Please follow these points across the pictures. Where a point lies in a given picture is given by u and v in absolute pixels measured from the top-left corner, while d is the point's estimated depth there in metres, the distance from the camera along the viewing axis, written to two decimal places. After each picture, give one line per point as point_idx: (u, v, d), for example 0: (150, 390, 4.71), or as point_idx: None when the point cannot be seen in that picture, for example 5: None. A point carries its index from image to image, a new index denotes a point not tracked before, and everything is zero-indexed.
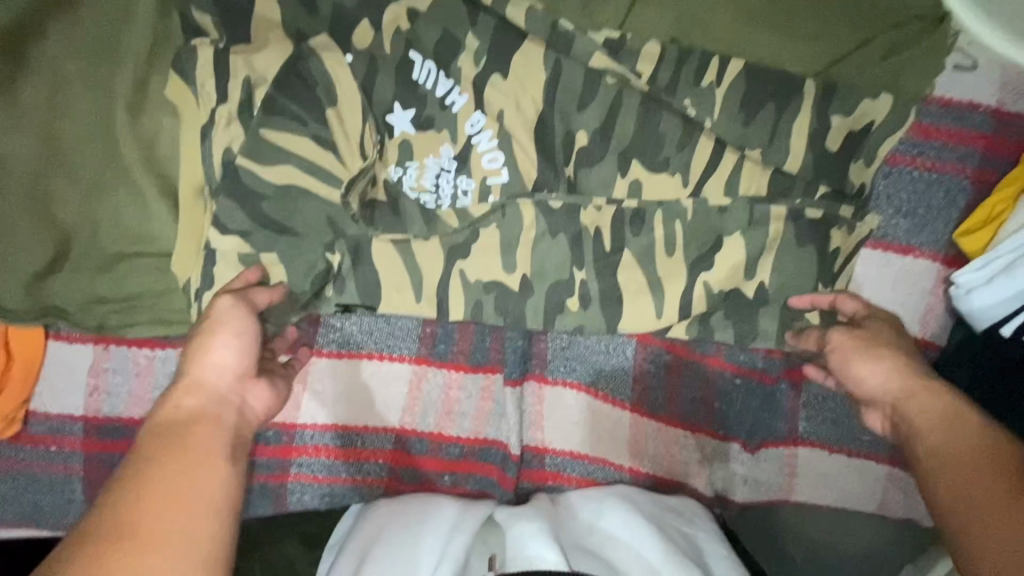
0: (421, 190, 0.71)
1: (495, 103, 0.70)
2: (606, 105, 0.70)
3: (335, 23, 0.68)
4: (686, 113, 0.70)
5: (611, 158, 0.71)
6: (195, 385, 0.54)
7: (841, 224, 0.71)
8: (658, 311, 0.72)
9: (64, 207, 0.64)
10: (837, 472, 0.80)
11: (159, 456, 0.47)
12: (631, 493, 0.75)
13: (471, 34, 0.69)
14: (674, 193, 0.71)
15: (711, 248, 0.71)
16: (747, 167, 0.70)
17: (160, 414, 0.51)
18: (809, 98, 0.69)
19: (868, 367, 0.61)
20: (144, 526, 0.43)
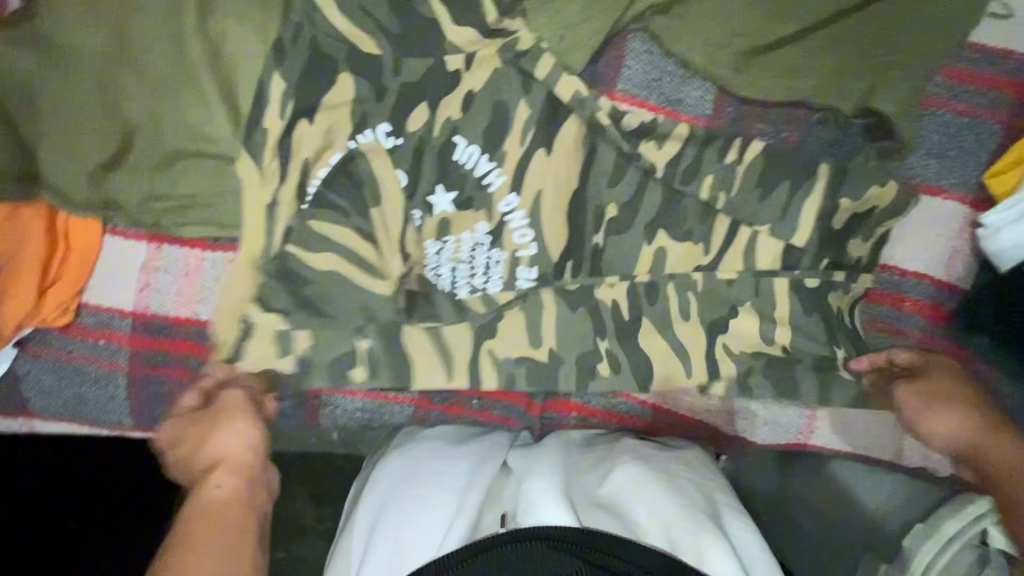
0: (458, 260, 0.75)
1: (532, 183, 0.73)
2: (636, 182, 0.73)
3: (395, 104, 0.70)
4: (709, 200, 0.73)
5: (640, 228, 0.75)
6: (220, 462, 0.64)
7: (838, 289, 0.77)
8: (674, 367, 0.78)
9: (131, 104, 0.66)
10: (856, 416, 0.83)
11: (187, 550, 0.55)
12: (647, 454, 0.72)
13: (523, 101, 0.70)
14: (696, 263, 0.76)
15: (725, 316, 0.77)
16: (760, 244, 0.75)
17: (199, 500, 0.61)
18: (823, 182, 0.73)
19: (938, 418, 0.72)
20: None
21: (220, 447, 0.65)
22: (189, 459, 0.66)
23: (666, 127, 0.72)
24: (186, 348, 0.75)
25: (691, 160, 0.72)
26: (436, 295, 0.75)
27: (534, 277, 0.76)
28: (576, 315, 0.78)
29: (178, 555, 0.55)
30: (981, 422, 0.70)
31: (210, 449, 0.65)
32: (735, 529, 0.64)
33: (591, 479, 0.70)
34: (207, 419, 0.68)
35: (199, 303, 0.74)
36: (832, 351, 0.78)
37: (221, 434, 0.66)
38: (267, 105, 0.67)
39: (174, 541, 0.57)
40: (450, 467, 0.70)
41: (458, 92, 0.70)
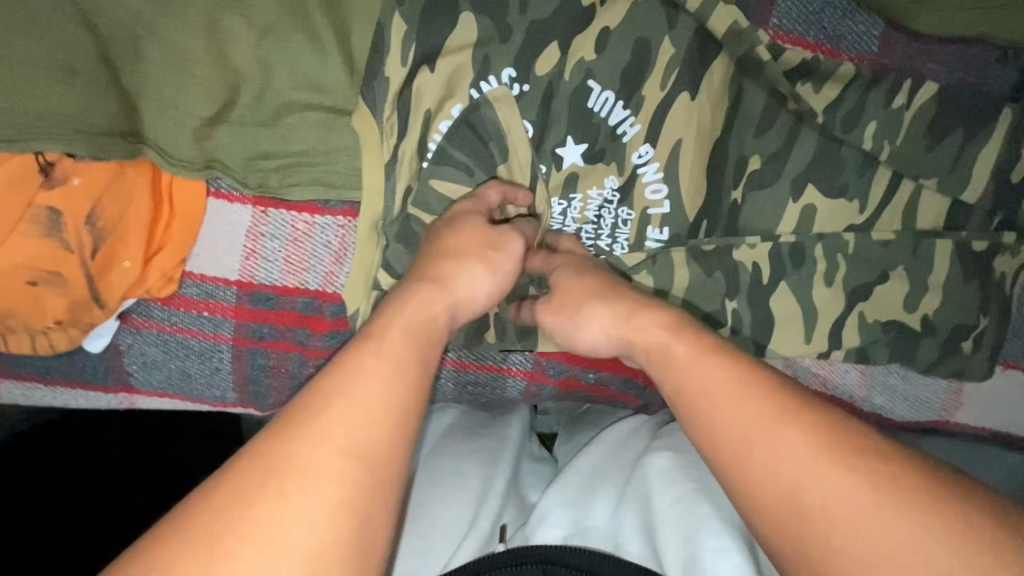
0: (584, 220, 0.70)
1: (671, 133, 0.66)
2: (785, 131, 0.66)
3: (525, 46, 0.63)
4: (866, 148, 0.66)
5: (785, 183, 0.67)
6: (448, 283, 0.53)
7: (1005, 250, 0.68)
8: (807, 335, 0.71)
9: (239, 49, 0.60)
10: (1007, 390, 0.75)
11: (375, 354, 0.43)
12: (684, 445, 0.62)
13: (667, 40, 0.63)
14: (849, 220, 0.68)
15: (875, 281, 0.69)
16: (923, 200, 0.67)
17: (405, 304, 0.49)
18: (1003, 126, 0.65)
19: (590, 306, 0.58)
20: (356, 423, 0.39)
21: (462, 266, 0.55)
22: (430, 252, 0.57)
23: (827, 67, 0.65)
24: (294, 319, 0.70)
25: (850, 106, 0.65)
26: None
27: (665, 239, 0.70)
28: (711, 282, 0.70)
29: (364, 355, 0.43)
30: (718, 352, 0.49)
31: (452, 272, 0.54)
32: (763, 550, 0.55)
33: (614, 484, 0.63)
34: (484, 234, 0.58)
35: (307, 272, 0.68)
36: (978, 320, 0.71)
37: (477, 266, 0.56)
38: (389, 49, 0.61)
39: (365, 341, 0.44)
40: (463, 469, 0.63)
41: (592, 30, 0.63)
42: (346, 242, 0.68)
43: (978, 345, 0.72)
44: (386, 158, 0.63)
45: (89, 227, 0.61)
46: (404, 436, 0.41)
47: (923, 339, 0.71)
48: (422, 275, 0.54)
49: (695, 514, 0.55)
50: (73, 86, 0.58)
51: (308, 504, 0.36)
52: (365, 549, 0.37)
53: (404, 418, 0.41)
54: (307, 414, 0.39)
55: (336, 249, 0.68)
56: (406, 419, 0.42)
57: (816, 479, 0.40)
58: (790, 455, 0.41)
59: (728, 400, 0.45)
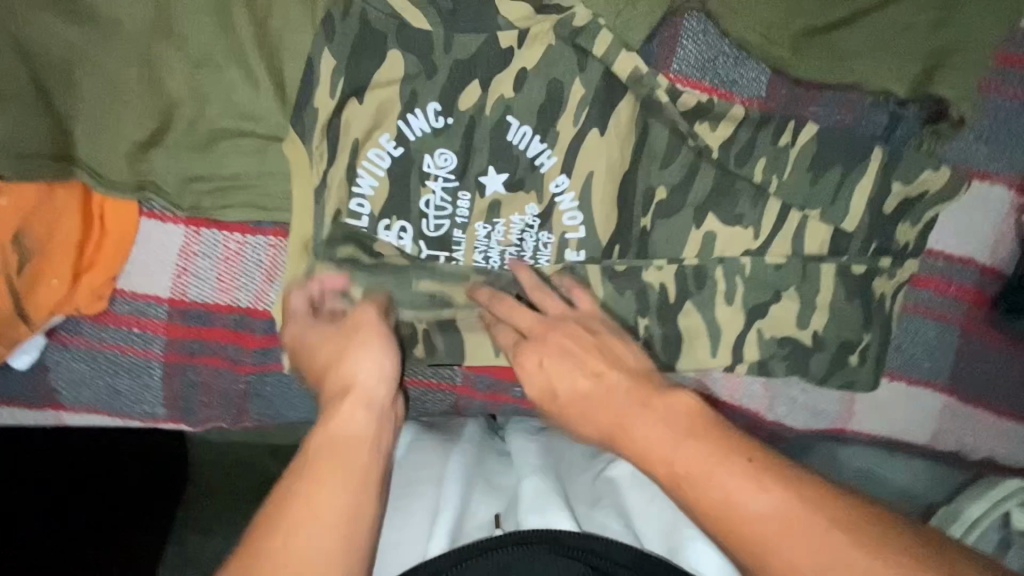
0: (508, 243, 0.75)
1: (584, 165, 0.73)
2: (687, 165, 0.74)
3: (448, 83, 0.69)
4: (757, 180, 0.73)
5: (688, 212, 0.75)
6: (355, 391, 0.59)
7: (882, 273, 0.76)
8: (714, 349, 0.79)
9: (172, 78, 0.63)
10: (895, 401, 0.83)
11: (310, 482, 0.52)
12: None
13: (578, 81, 0.70)
14: (745, 245, 0.75)
15: (769, 301, 0.77)
16: (810, 227, 0.75)
17: (329, 425, 0.56)
18: (874, 166, 0.73)
19: (573, 376, 0.65)
20: (297, 550, 0.47)
21: (349, 368, 0.61)
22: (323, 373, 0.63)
23: (721, 109, 0.72)
24: (225, 336, 0.72)
25: (743, 144, 0.73)
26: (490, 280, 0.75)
27: (582, 259, 0.77)
28: (623, 299, 0.77)
29: (299, 481, 0.52)
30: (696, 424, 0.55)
31: (342, 372, 0.61)
32: None
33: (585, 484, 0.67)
34: (341, 343, 0.63)
35: (239, 290, 0.71)
36: (861, 336, 0.78)
37: (354, 361, 0.61)
38: (318, 81, 0.65)
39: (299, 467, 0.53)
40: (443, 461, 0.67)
41: (510, 68, 0.69)
42: (277, 263, 0.71)
43: (863, 358, 0.79)
44: (315, 182, 0.67)
45: (16, 245, 0.64)
46: (343, 543, 0.49)
47: (814, 354, 0.79)
48: (330, 395, 0.60)
49: (672, 529, 0.61)
50: (6, 111, 0.61)
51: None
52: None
53: (340, 534, 0.49)
54: (257, 552, 0.47)
55: (268, 268, 0.71)
56: (345, 531, 0.50)
57: (826, 553, 0.46)
58: (807, 551, 0.47)
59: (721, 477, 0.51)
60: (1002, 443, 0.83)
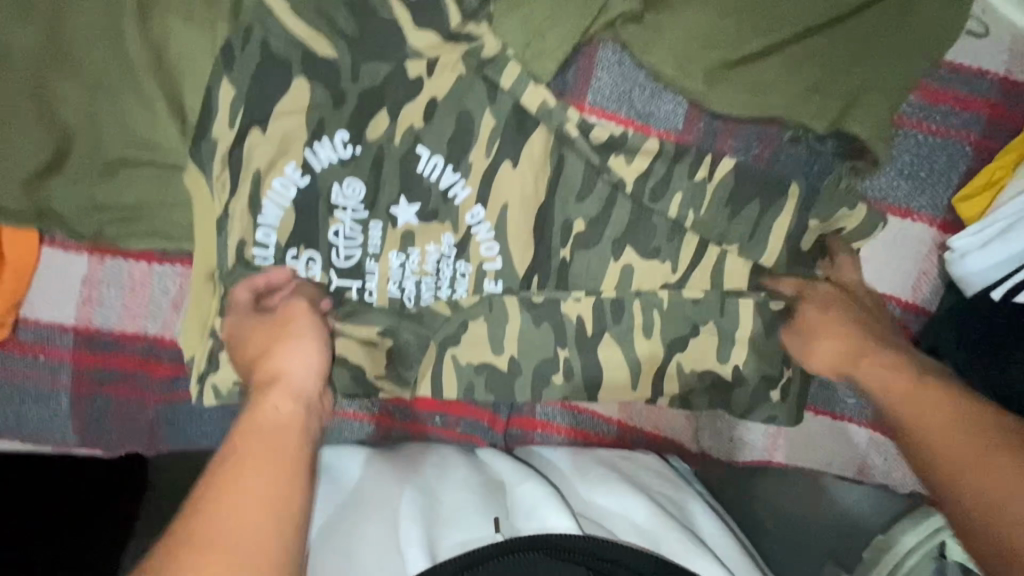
0: (423, 273, 0.74)
1: (498, 197, 0.72)
2: (603, 197, 0.73)
3: (355, 113, 0.68)
4: (677, 212, 0.72)
5: (606, 244, 0.74)
6: (285, 383, 0.57)
7: None
8: (634, 382, 0.78)
9: (69, 107, 0.63)
10: (821, 434, 0.83)
11: (240, 469, 0.47)
12: (616, 461, 0.77)
13: (488, 113, 0.69)
14: (663, 278, 0.74)
15: (688, 335, 0.76)
16: (730, 260, 0.74)
17: (254, 415, 0.53)
18: (792, 200, 0.71)
19: (824, 344, 0.70)
20: (222, 537, 0.42)
21: (278, 363, 0.59)
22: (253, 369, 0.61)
23: (635, 142, 0.72)
24: (134, 363, 0.72)
25: (659, 178, 0.72)
26: (405, 309, 0.75)
27: (499, 289, 0.76)
28: (541, 330, 0.77)
29: (228, 466, 0.47)
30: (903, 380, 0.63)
31: (273, 363, 0.59)
32: (706, 529, 0.68)
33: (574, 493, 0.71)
34: (274, 334, 0.62)
35: (147, 318, 0.71)
36: (780, 370, 0.78)
37: (290, 358, 0.59)
38: (216, 112, 0.64)
39: (223, 457, 0.48)
40: (441, 474, 0.71)
41: (420, 99, 0.68)
42: (184, 291, 0.70)
43: (786, 393, 0.79)
44: (218, 212, 0.67)
45: None
46: (280, 521, 0.44)
47: (735, 388, 0.78)
48: (258, 389, 0.57)
49: (655, 530, 0.65)
50: None
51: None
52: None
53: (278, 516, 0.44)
54: (186, 540, 0.41)
55: (175, 296, 0.70)
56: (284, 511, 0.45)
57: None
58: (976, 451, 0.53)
59: (916, 407, 0.60)
60: None
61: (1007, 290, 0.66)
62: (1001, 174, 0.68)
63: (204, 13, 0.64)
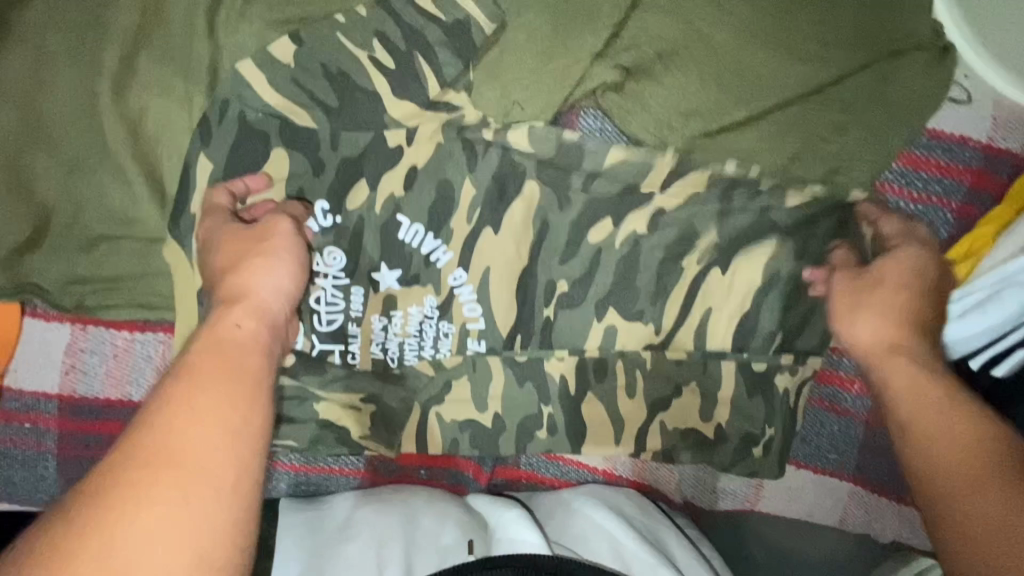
0: (405, 335, 0.74)
1: (480, 260, 0.72)
2: (588, 258, 0.72)
3: (335, 182, 0.68)
4: (658, 274, 0.72)
5: (590, 305, 0.74)
6: (247, 301, 0.56)
7: (784, 368, 0.75)
8: (617, 438, 0.77)
9: (47, 184, 0.63)
10: (803, 487, 0.83)
11: (193, 387, 0.47)
12: (601, 492, 0.81)
13: (469, 180, 0.69)
14: (646, 340, 0.74)
15: (671, 394, 0.76)
16: (713, 322, 0.74)
17: (212, 332, 0.53)
18: (770, 259, 0.72)
19: (867, 322, 0.63)
20: (181, 447, 0.43)
21: (241, 278, 0.58)
22: (216, 282, 0.59)
23: (619, 205, 0.71)
24: (119, 429, 0.71)
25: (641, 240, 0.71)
26: (388, 370, 0.75)
27: (482, 349, 0.75)
28: (524, 390, 0.77)
29: (185, 383, 0.47)
30: (930, 390, 0.57)
31: (240, 280, 0.58)
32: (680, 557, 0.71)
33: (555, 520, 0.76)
34: (243, 246, 0.60)
35: (130, 384, 0.70)
36: (763, 430, 0.77)
37: (257, 274, 0.58)
38: (194, 186, 0.65)
39: (180, 373, 0.49)
40: (429, 503, 0.76)
41: (400, 167, 0.68)
42: (167, 357, 0.70)
43: (769, 449, 0.78)
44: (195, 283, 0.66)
45: None
46: (238, 435, 0.46)
47: (719, 445, 0.78)
48: (220, 304, 0.56)
49: (624, 548, 0.69)
50: None
51: (155, 518, 0.40)
52: (236, 534, 0.43)
53: (236, 432, 0.46)
54: (147, 447, 0.43)
55: (157, 363, 0.70)
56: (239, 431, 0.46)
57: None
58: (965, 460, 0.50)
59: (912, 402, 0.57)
60: (910, 532, 0.81)
61: (983, 360, 0.66)
62: (981, 245, 0.69)
63: (181, 89, 0.64)
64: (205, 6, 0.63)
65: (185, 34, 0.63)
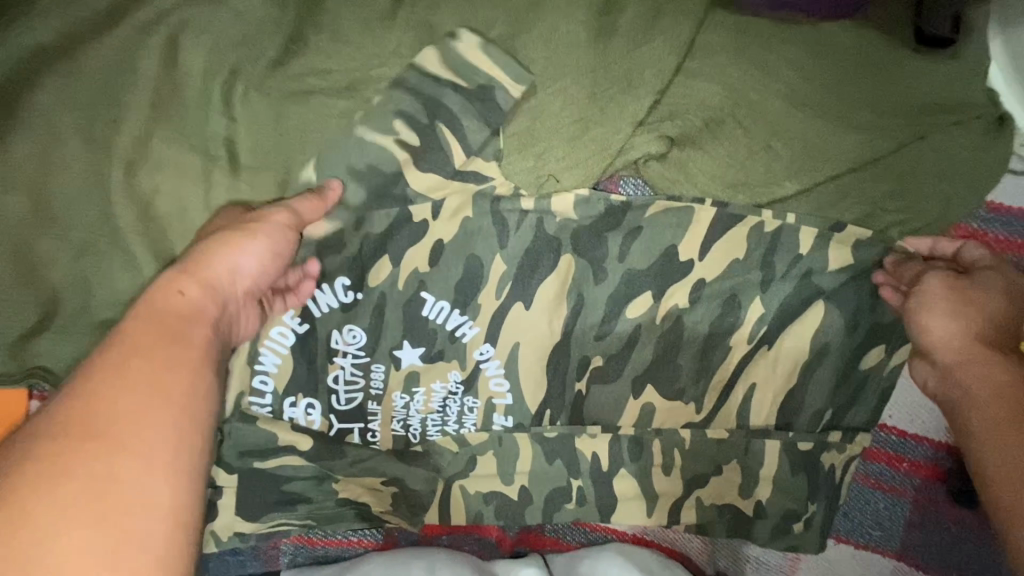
0: (429, 411, 0.70)
1: (510, 336, 0.68)
2: (624, 334, 0.68)
3: (358, 258, 0.64)
4: (699, 350, 0.68)
5: (626, 381, 0.70)
6: (198, 271, 0.52)
7: (831, 447, 0.71)
8: (649, 512, 0.74)
9: (57, 268, 0.60)
10: (843, 563, 0.78)
11: (128, 363, 0.45)
12: (630, 551, 0.78)
13: (498, 257, 0.65)
14: (686, 417, 0.71)
15: (710, 472, 0.72)
16: (755, 398, 0.70)
17: (158, 299, 0.50)
18: (818, 328, 0.68)
19: (941, 322, 0.61)
20: (112, 423, 0.42)
21: (212, 258, 0.53)
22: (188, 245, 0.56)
23: (659, 278, 0.67)
24: None
25: (680, 315, 0.68)
26: (410, 447, 0.71)
27: (509, 424, 0.72)
28: (554, 466, 0.73)
29: (123, 360, 0.45)
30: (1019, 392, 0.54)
31: (207, 253, 0.53)
32: None
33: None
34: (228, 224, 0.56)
35: None
36: (805, 507, 0.73)
37: (220, 249, 0.54)
38: None
39: (121, 346, 0.46)
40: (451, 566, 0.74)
41: (424, 242, 0.64)
42: None
43: (809, 527, 0.74)
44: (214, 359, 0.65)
45: None
46: (167, 412, 0.43)
47: (757, 522, 0.74)
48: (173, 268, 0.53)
49: None
50: None
51: (76, 491, 0.39)
52: (172, 517, 0.41)
53: (168, 405, 0.44)
54: (78, 428, 0.41)
55: None
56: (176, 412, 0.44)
57: None
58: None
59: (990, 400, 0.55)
60: None
61: None
62: None
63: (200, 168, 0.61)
64: (221, 79, 0.60)
65: (205, 111, 0.60)
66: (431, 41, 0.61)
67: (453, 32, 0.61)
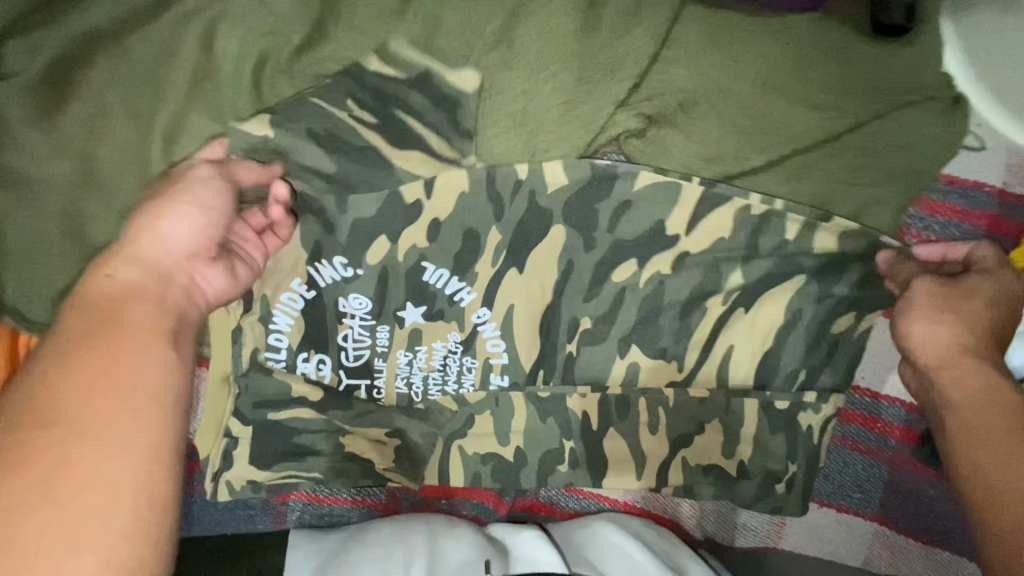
0: (430, 369, 0.76)
1: (506, 299, 0.74)
2: (610, 297, 0.74)
3: (366, 226, 0.70)
4: (680, 312, 0.74)
5: (613, 342, 0.75)
6: (128, 251, 0.54)
7: (807, 407, 0.76)
8: (637, 472, 0.78)
9: (99, 229, 0.67)
10: (826, 526, 0.82)
11: (77, 349, 0.47)
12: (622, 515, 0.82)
13: (495, 226, 0.72)
14: (669, 377, 0.76)
15: (694, 432, 0.77)
16: (734, 360, 0.75)
17: (95, 288, 0.51)
18: (792, 293, 0.73)
19: (925, 326, 0.66)
20: (64, 407, 0.43)
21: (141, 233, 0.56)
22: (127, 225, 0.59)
23: (642, 245, 0.72)
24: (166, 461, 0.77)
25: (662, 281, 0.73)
26: (413, 405, 0.76)
27: (505, 384, 0.77)
28: (546, 425, 0.78)
29: (75, 347, 0.47)
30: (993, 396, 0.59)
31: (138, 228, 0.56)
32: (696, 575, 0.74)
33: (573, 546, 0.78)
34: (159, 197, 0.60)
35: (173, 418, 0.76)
36: (785, 467, 0.77)
37: (146, 220, 0.56)
38: None
39: (71, 334, 0.48)
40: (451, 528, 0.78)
41: (423, 220, 0.71)
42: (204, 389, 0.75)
43: (790, 487, 0.78)
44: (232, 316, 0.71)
45: None
46: (126, 397, 0.45)
47: (740, 481, 0.78)
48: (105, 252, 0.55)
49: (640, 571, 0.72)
50: None
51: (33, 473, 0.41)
52: (137, 496, 0.43)
53: (126, 388, 0.46)
54: (34, 415, 0.43)
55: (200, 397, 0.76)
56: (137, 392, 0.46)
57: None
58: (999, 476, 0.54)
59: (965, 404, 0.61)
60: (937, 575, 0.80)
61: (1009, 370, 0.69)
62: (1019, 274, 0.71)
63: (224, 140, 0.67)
64: (245, 59, 0.66)
65: (230, 89, 0.67)
66: (435, 29, 0.67)
67: (456, 22, 0.67)
